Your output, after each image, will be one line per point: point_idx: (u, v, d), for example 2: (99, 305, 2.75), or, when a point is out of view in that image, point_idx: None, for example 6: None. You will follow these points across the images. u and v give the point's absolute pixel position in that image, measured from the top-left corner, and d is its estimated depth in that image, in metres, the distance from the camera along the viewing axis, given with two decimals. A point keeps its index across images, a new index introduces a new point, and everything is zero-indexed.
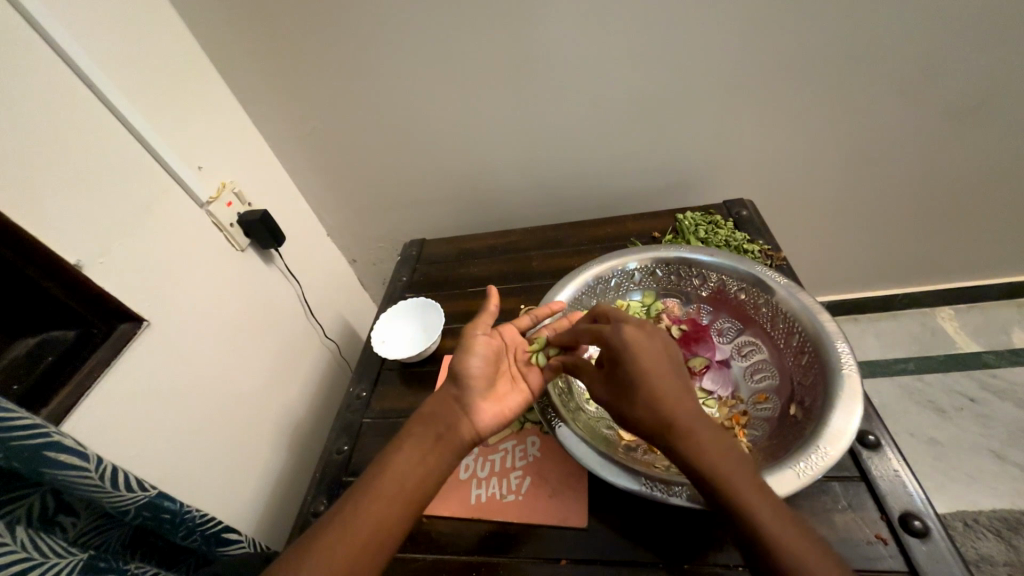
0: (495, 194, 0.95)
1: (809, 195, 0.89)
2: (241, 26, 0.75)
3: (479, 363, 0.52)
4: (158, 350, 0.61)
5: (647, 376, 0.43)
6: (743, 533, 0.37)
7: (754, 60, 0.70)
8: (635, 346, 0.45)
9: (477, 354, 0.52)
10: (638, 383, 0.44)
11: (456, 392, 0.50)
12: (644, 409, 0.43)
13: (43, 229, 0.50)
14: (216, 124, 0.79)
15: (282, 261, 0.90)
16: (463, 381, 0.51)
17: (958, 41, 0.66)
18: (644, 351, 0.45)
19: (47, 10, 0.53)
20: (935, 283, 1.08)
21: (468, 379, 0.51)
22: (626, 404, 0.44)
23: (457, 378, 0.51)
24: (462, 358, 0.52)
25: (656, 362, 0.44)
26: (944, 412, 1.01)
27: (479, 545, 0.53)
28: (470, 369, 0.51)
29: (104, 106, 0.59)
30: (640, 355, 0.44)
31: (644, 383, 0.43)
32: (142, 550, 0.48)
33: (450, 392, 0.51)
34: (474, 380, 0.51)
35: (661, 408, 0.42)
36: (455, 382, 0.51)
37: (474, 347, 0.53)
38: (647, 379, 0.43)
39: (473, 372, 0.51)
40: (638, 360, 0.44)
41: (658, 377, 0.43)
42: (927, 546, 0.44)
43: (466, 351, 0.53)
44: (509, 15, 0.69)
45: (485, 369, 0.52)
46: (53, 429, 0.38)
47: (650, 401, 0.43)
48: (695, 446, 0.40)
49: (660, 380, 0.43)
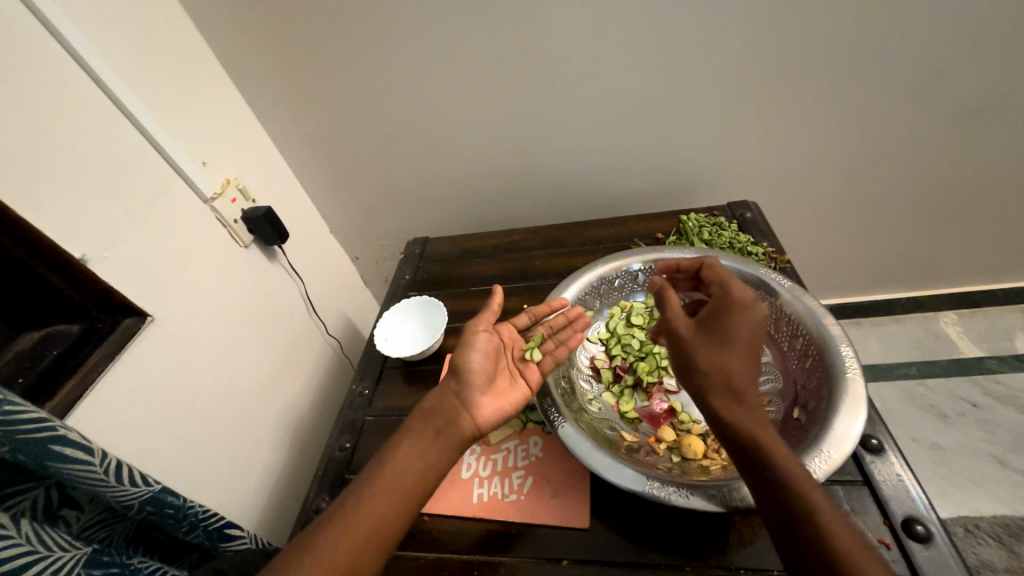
0: (498, 193, 0.95)
1: (814, 197, 0.89)
2: (246, 21, 0.74)
3: (480, 357, 0.52)
4: (162, 345, 0.61)
5: (745, 340, 0.44)
6: (782, 503, 0.37)
7: (761, 61, 0.70)
8: (748, 313, 0.46)
9: (478, 349, 0.53)
10: (734, 338, 0.44)
11: (457, 387, 0.50)
12: (722, 362, 0.43)
13: (49, 223, 0.50)
14: (222, 120, 0.79)
15: (285, 258, 0.90)
16: (464, 377, 0.51)
17: (965, 46, 0.66)
18: (752, 321, 0.45)
19: (57, 7, 0.54)
20: (938, 288, 1.08)
21: (470, 372, 0.51)
22: (702, 351, 0.44)
23: (458, 373, 0.51)
24: (463, 353, 0.52)
25: (754, 334, 0.45)
26: (946, 417, 1.01)
27: (480, 545, 0.53)
28: (471, 364, 0.51)
29: (110, 100, 0.59)
30: (754, 319, 0.46)
31: (738, 343, 0.44)
32: (145, 545, 0.48)
33: (450, 388, 0.50)
34: (475, 375, 0.51)
35: (741, 373, 0.43)
36: (456, 377, 0.51)
37: (474, 343, 0.53)
38: (744, 343, 0.44)
39: (474, 367, 0.51)
40: (750, 321, 0.45)
41: (753, 343, 0.45)
42: (930, 551, 0.44)
43: (467, 347, 0.53)
44: (514, 14, 0.68)
45: (485, 365, 0.52)
46: (59, 423, 0.38)
47: (735, 359, 0.43)
48: (751, 416, 0.41)
49: (751, 348, 0.44)
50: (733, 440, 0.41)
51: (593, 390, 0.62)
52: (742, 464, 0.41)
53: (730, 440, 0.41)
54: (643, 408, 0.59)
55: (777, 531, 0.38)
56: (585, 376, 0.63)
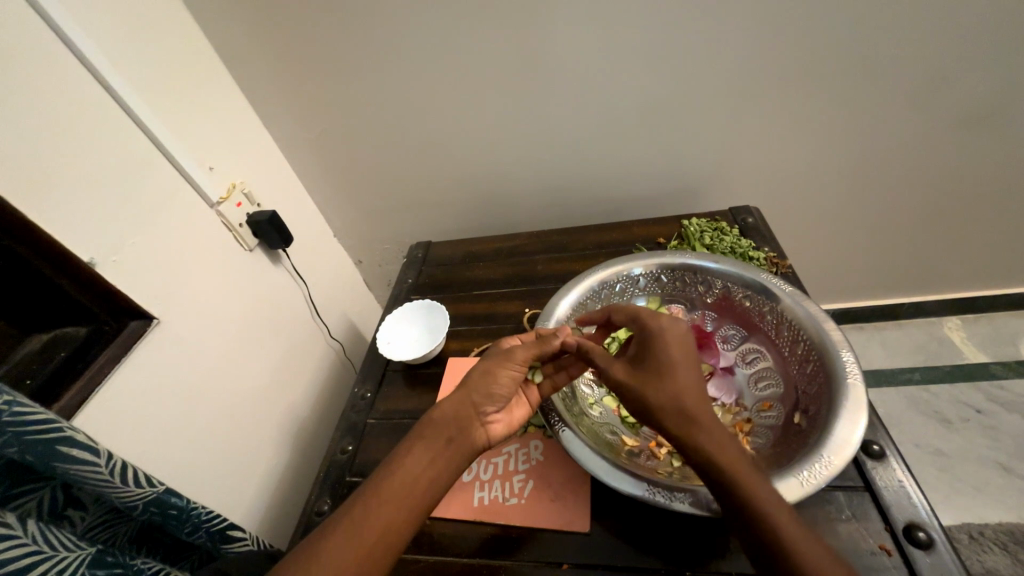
0: (500, 197, 0.95)
1: (815, 202, 0.89)
2: (253, 28, 0.76)
3: (507, 378, 0.52)
4: (170, 349, 0.62)
5: (673, 361, 0.46)
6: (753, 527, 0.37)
7: (762, 67, 0.70)
8: (665, 338, 0.47)
9: (508, 369, 0.52)
10: (665, 363, 0.46)
11: (478, 401, 0.50)
12: (665, 388, 0.44)
13: (59, 227, 0.51)
14: (227, 125, 0.80)
15: (289, 261, 0.90)
16: (487, 392, 0.51)
17: (962, 54, 0.66)
18: (675, 346, 0.47)
19: (71, 19, 0.55)
20: (941, 293, 1.08)
21: (495, 390, 0.51)
22: (650, 387, 0.45)
23: (482, 387, 0.51)
24: (495, 372, 0.52)
25: (682, 356, 0.46)
26: (950, 423, 1.01)
27: (480, 547, 0.54)
28: (497, 384, 0.51)
29: (120, 108, 0.60)
30: (675, 338, 0.47)
31: (671, 369, 0.45)
32: (148, 546, 0.49)
33: (471, 399, 0.50)
34: (497, 393, 0.51)
35: (686, 394, 0.43)
36: (479, 390, 0.51)
37: (508, 363, 0.52)
38: (673, 364, 0.45)
39: (499, 385, 0.51)
40: (672, 344, 0.47)
41: (683, 362, 0.46)
42: (931, 558, 0.44)
43: (500, 364, 0.52)
44: (516, 21, 0.69)
45: (509, 384, 0.52)
46: (66, 424, 0.38)
47: (675, 385, 0.44)
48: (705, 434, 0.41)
49: (686, 368, 0.45)
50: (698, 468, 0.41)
51: (594, 394, 0.62)
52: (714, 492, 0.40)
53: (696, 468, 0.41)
54: None
55: (752, 551, 0.37)
56: (586, 380, 0.63)
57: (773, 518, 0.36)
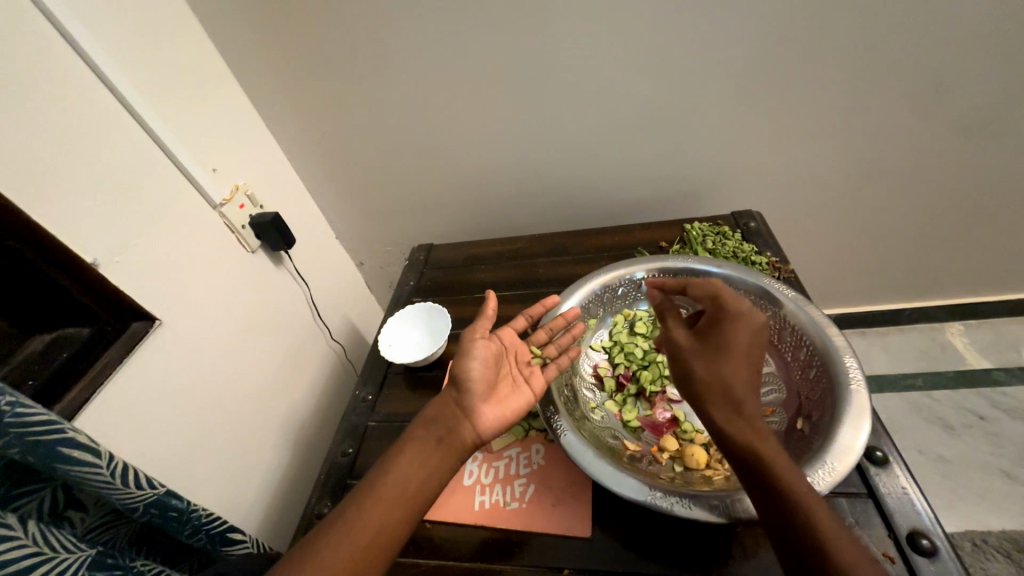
0: (501, 199, 0.95)
1: (817, 207, 0.89)
2: (256, 31, 0.76)
3: (479, 366, 0.52)
4: (171, 350, 0.62)
5: (746, 348, 0.45)
6: (784, 519, 0.38)
7: (766, 71, 0.70)
8: (740, 319, 0.46)
9: (477, 357, 0.52)
10: (733, 347, 0.45)
11: (458, 396, 0.50)
12: (722, 373, 0.44)
13: (63, 229, 0.52)
14: (230, 127, 0.80)
15: (291, 263, 0.90)
16: (464, 387, 0.50)
17: (964, 60, 0.67)
18: (748, 332, 0.45)
19: (78, 22, 0.55)
20: (944, 298, 1.07)
21: (470, 379, 0.51)
22: (705, 366, 0.45)
23: (457, 382, 0.51)
24: (460, 363, 0.52)
25: (751, 342, 0.45)
26: (953, 429, 1.00)
27: (479, 552, 0.53)
28: (470, 373, 0.51)
29: (125, 110, 0.60)
30: (752, 322, 0.46)
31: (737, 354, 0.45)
32: (148, 547, 0.49)
33: (451, 397, 0.50)
34: (475, 384, 0.51)
35: (740, 384, 0.43)
36: (456, 386, 0.51)
37: (473, 351, 0.53)
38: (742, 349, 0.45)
39: (473, 376, 0.51)
40: (746, 329, 0.46)
41: (751, 350, 0.45)
42: (935, 566, 0.44)
43: (465, 355, 0.53)
44: (518, 23, 0.69)
45: (485, 373, 0.52)
46: (67, 425, 0.38)
47: (734, 369, 0.44)
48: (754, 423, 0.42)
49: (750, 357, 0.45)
50: (735, 455, 0.42)
51: (595, 398, 0.62)
52: (746, 479, 0.41)
53: (731, 454, 0.42)
54: (646, 417, 0.58)
55: (781, 545, 0.38)
56: (588, 385, 0.64)
57: (804, 509, 0.38)
